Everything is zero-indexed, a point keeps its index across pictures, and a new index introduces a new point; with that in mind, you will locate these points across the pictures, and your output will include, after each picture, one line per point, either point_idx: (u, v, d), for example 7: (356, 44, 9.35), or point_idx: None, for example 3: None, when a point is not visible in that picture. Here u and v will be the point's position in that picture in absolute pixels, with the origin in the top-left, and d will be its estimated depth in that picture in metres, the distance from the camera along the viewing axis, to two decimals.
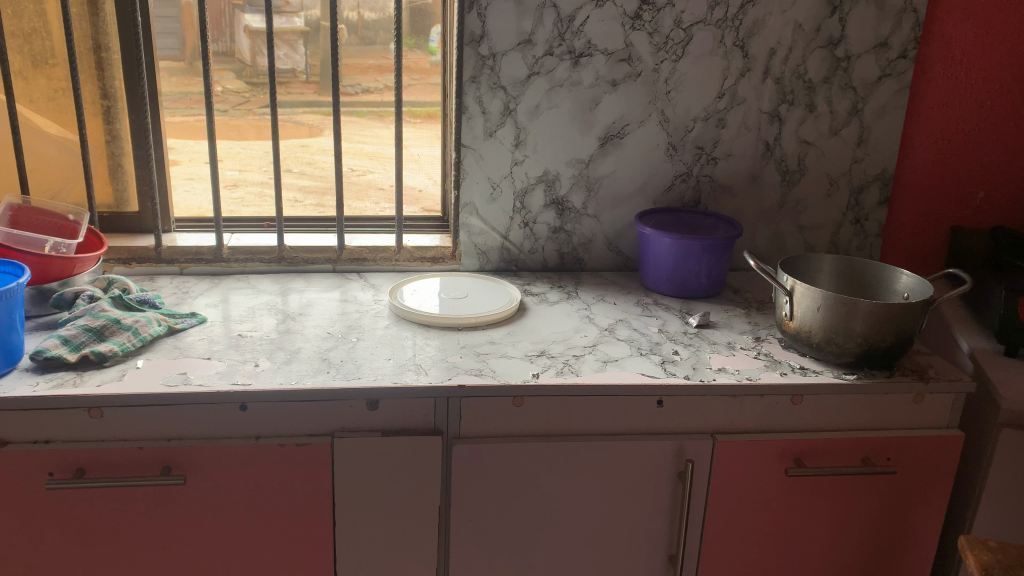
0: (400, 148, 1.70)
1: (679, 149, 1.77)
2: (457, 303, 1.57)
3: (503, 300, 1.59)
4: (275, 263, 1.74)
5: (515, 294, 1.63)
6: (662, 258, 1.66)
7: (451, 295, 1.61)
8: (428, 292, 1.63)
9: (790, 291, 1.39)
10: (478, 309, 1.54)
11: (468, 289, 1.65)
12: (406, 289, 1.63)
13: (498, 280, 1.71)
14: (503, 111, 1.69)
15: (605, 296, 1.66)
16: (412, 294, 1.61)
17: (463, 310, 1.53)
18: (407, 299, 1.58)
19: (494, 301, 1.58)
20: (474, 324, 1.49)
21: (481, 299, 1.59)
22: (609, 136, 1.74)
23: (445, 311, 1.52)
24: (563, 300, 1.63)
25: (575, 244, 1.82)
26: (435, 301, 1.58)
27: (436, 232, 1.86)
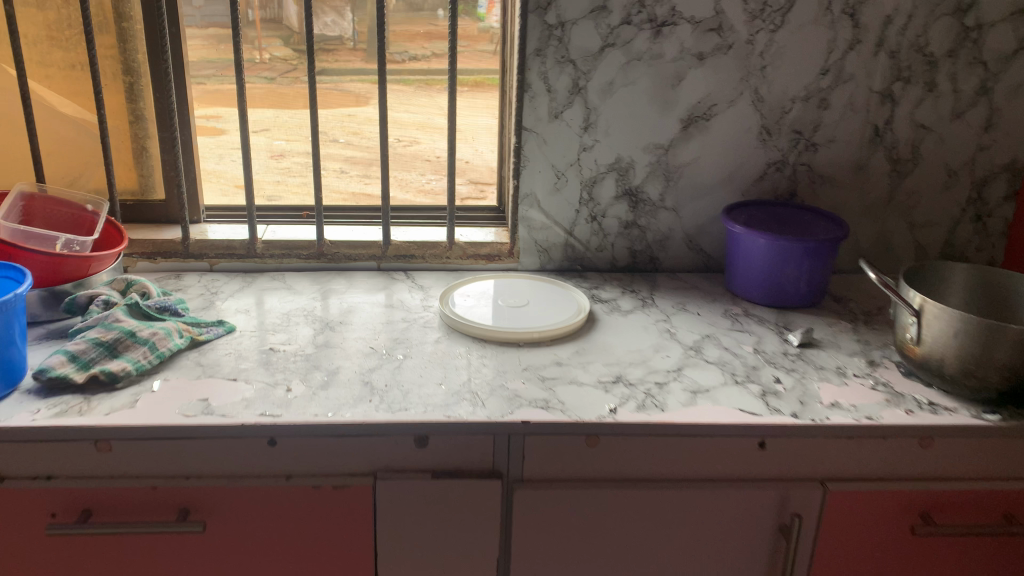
0: (454, 132, 1.49)
1: (774, 133, 1.54)
2: (518, 313, 1.37)
3: (571, 308, 1.39)
4: (314, 259, 1.57)
5: (584, 301, 1.42)
6: (755, 261, 1.45)
7: (511, 301, 1.41)
8: (484, 298, 1.43)
9: (919, 311, 1.16)
10: (542, 321, 1.33)
11: (530, 295, 1.44)
12: (459, 295, 1.44)
13: (564, 283, 1.50)
14: (571, 90, 1.48)
15: (687, 305, 1.45)
16: (466, 301, 1.41)
17: (525, 322, 1.33)
18: (461, 308, 1.38)
19: (560, 310, 1.38)
20: (538, 340, 1.29)
21: (546, 307, 1.39)
22: (693, 118, 1.51)
23: (505, 322, 1.32)
24: (638, 309, 1.42)
25: (650, 241, 1.60)
26: (493, 309, 1.38)
27: (492, 226, 1.66)
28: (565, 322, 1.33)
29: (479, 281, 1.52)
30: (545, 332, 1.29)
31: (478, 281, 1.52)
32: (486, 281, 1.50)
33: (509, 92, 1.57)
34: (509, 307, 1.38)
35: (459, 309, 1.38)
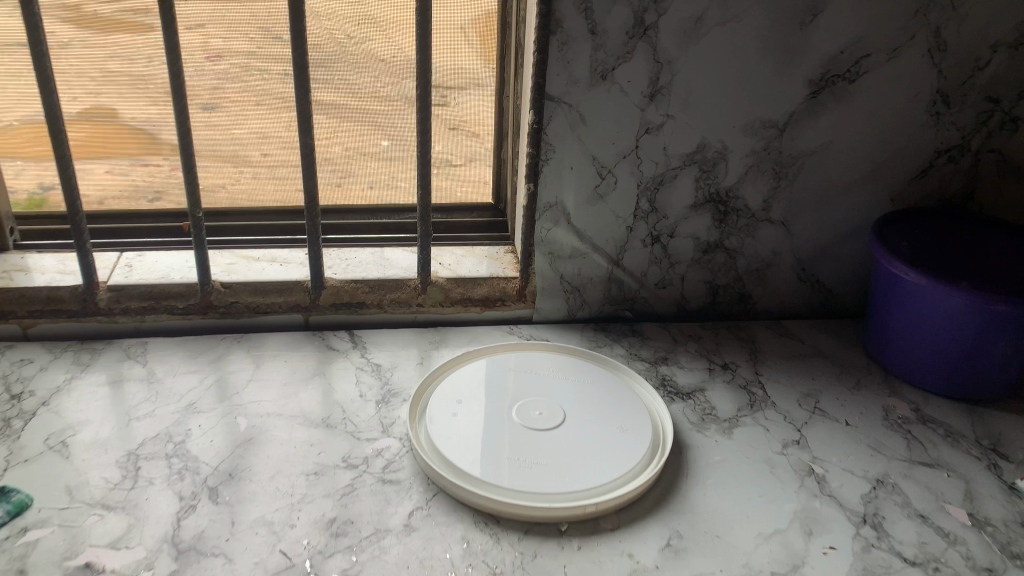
0: (426, 101, 0.86)
1: (955, 103, 0.93)
2: (554, 440, 0.77)
3: (642, 428, 0.80)
4: (200, 314, 0.94)
5: (661, 411, 0.83)
6: (931, 327, 0.86)
7: (536, 411, 0.81)
8: (489, 400, 0.82)
9: None
10: (600, 464, 0.74)
11: (565, 392, 0.84)
12: (441, 398, 0.82)
13: (616, 361, 0.91)
14: (631, 30, 0.84)
15: (821, 402, 0.88)
16: (456, 413, 0.80)
17: (571, 469, 0.73)
18: (450, 430, 0.78)
19: (624, 433, 0.79)
20: (598, 514, 0.71)
21: (599, 424, 0.80)
22: (828, 79, 0.90)
23: (533, 471, 0.73)
24: (745, 416, 0.85)
25: (740, 272, 1.01)
26: (508, 433, 0.77)
27: (488, 245, 1.05)
28: (638, 471, 0.74)
29: (475, 357, 0.90)
30: (609, 501, 0.70)
31: (473, 357, 0.90)
32: (486, 360, 0.89)
33: (518, 29, 0.92)
34: (536, 427, 0.78)
35: (446, 436, 0.77)
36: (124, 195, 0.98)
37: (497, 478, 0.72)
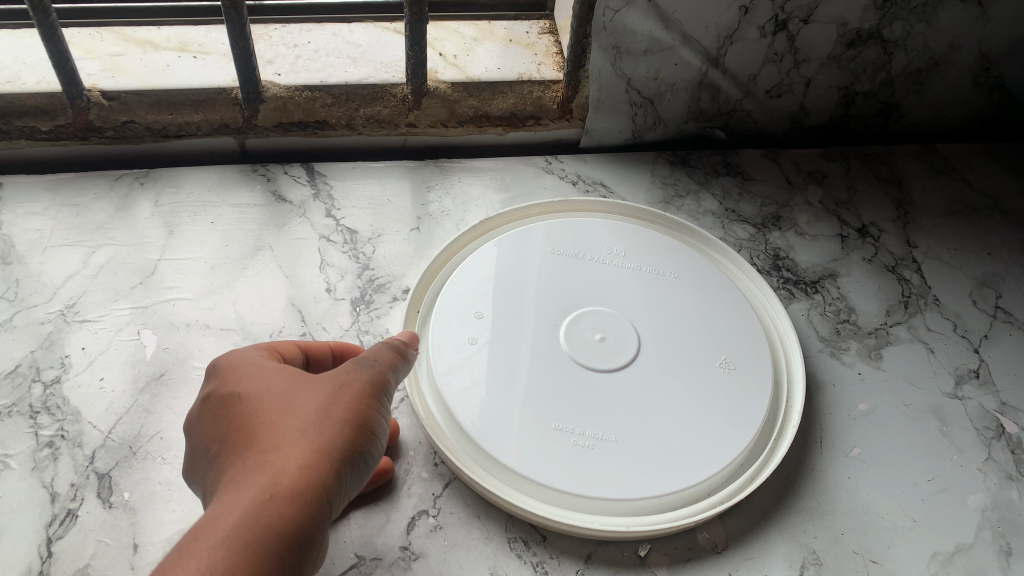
0: None
1: None
2: (624, 392, 0.50)
3: (756, 366, 0.52)
4: (80, 139, 0.61)
5: (777, 331, 0.55)
6: None
7: (595, 334, 0.52)
8: (525, 312, 0.54)
9: None
10: (696, 441, 0.48)
11: (636, 295, 0.56)
12: (451, 308, 0.53)
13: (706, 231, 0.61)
14: None
15: (1003, 296, 0.60)
16: (475, 339, 0.52)
17: (652, 451, 0.47)
18: (469, 373, 0.50)
19: (729, 375, 0.51)
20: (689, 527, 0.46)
21: (689, 359, 0.52)
22: None
23: (596, 457, 0.46)
24: (897, 326, 0.58)
25: (893, 72, 0.67)
26: (557, 382, 0.50)
27: (512, 21, 0.70)
28: (743, 471, 0.48)
29: (500, 225, 0.60)
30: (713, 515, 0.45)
31: (498, 225, 0.60)
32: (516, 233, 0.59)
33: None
34: (596, 367, 0.51)
35: (461, 386, 0.49)
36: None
37: (539, 473, 0.46)
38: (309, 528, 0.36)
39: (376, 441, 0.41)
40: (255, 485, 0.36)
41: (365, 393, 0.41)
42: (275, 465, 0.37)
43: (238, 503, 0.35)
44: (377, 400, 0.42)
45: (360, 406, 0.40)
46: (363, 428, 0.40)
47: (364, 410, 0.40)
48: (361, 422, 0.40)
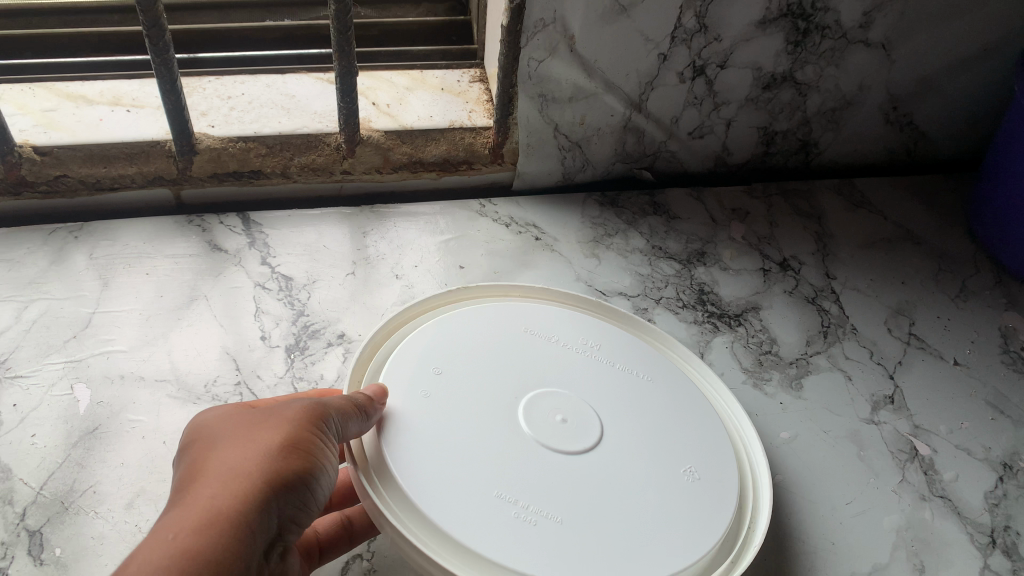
0: None
1: None
2: (592, 479, 0.42)
3: (722, 481, 0.44)
4: (10, 193, 0.62)
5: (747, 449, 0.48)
6: None
7: (555, 414, 0.45)
8: (479, 374, 0.46)
9: None
10: (659, 534, 0.40)
11: (605, 380, 0.49)
12: (409, 355, 0.47)
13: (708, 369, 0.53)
14: None
15: (917, 323, 0.63)
16: (428, 393, 0.44)
17: (609, 552, 0.38)
18: (417, 427, 0.42)
19: (691, 478, 0.43)
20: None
21: (659, 444, 0.45)
22: None
23: (540, 534, 0.38)
24: (819, 356, 0.60)
25: (809, 113, 0.71)
26: (515, 459, 0.42)
27: (443, 70, 0.72)
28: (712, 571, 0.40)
29: (478, 296, 0.55)
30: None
31: (470, 297, 0.55)
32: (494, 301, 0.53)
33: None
34: (562, 449, 0.43)
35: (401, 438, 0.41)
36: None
37: (480, 538, 0.38)
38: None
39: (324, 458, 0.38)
40: (170, 520, 0.32)
41: (299, 416, 0.38)
42: (193, 500, 0.33)
43: (151, 546, 0.31)
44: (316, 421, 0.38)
45: (293, 431, 0.37)
46: (297, 461, 0.36)
47: (299, 434, 0.37)
48: (296, 452, 0.36)
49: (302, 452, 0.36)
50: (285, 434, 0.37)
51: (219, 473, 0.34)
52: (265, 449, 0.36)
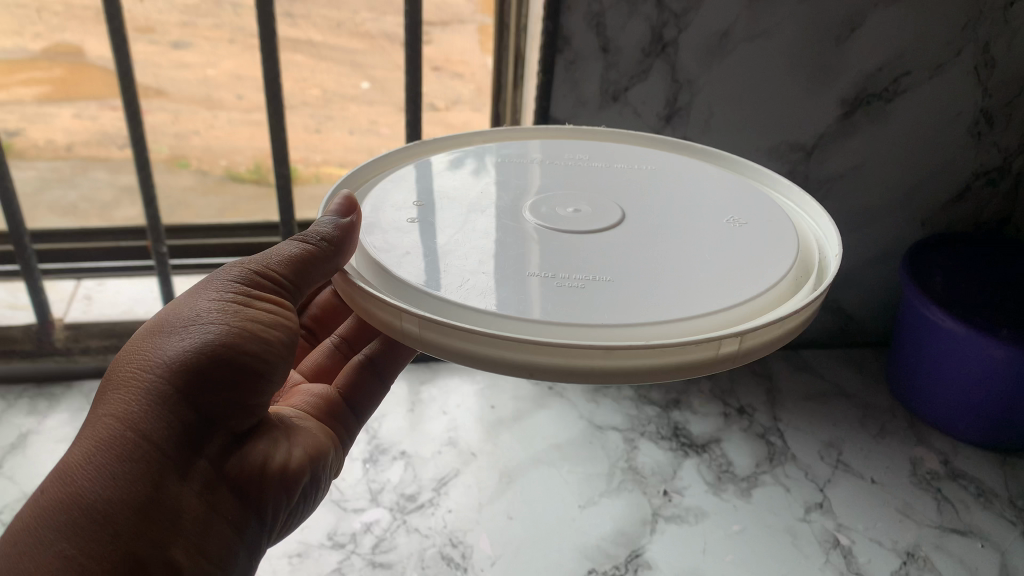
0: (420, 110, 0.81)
1: (999, 125, 0.85)
2: (616, 248, 0.47)
3: (773, 231, 0.50)
4: None
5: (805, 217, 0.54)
6: (964, 375, 0.81)
7: (568, 209, 0.50)
8: (469, 200, 0.52)
9: None
10: (734, 278, 0.45)
11: (634, 187, 0.55)
12: (384, 203, 0.51)
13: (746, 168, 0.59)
14: (648, 48, 0.76)
15: (844, 453, 0.82)
16: (417, 218, 0.49)
17: (690, 283, 0.44)
18: (439, 246, 0.46)
19: (736, 231, 0.50)
20: (761, 347, 0.41)
21: (697, 222, 0.51)
22: (865, 99, 0.82)
23: (588, 291, 0.43)
24: (764, 473, 0.79)
25: None
26: (539, 248, 0.46)
27: None
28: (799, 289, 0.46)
29: (438, 151, 0.60)
30: (797, 315, 0.41)
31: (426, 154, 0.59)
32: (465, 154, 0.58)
33: (506, 66, 0.87)
34: (581, 227, 0.48)
35: (431, 252, 0.46)
36: (80, 225, 0.91)
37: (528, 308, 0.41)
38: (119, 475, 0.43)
39: (235, 340, 0.45)
40: (82, 431, 0.45)
41: (212, 315, 0.46)
42: (103, 414, 0.44)
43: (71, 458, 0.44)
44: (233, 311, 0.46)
45: (199, 331, 0.45)
46: (181, 348, 0.45)
47: (203, 334, 0.45)
48: (188, 340, 0.45)
49: (190, 342, 0.45)
50: (185, 325, 0.46)
51: (119, 378, 0.45)
52: (153, 346, 0.45)
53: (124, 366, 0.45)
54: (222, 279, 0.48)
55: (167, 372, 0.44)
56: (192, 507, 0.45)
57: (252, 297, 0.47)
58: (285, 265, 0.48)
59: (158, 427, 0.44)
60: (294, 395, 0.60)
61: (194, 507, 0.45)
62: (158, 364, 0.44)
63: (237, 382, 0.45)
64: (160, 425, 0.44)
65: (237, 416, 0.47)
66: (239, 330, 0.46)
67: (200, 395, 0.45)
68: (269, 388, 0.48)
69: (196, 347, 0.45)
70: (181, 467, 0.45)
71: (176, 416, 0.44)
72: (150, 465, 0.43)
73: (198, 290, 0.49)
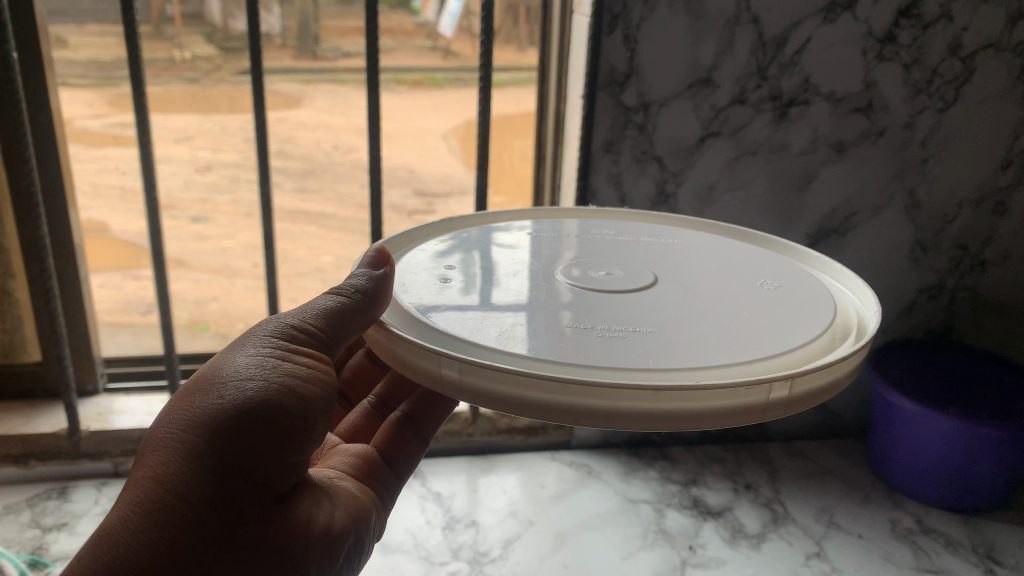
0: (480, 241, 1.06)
1: (933, 249, 1.09)
2: (654, 306, 0.62)
3: (793, 301, 0.66)
4: None
5: (839, 280, 0.73)
6: (927, 452, 1.00)
7: (600, 276, 0.67)
8: (489, 266, 0.68)
9: None
10: (773, 333, 0.58)
11: (674, 266, 0.72)
12: (424, 270, 0.67)
13: (784, 242, 0.80)
14: (655, 198, 1.02)
15: (836, 516, 0.99)
16: (445, 279, 0.64)
17: (738, 335, 0.57)
18: (480, 298, 0.61)
19: (771, 293, 0.67)
20: (797, 401, 0.52)
21: (739, 289, 0.67)
22: (823, 232, 1.06)
23: (636, 335, 0.56)
24: (770, 532, 0.96)
25: None
26: (573, 305, 0.61)
27: None
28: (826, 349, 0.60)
29: (457, 228, 0.78)
30: (830, 371, 0.53)
31: (445, 231, 0.77)
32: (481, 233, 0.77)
33: None
34: (612, 290, 0.64)
35: (474, 310, 0.58)
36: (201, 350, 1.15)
37: (591, 352, 0.53)
38: (150, 530, 0.50)
39: (258, 397, 0.52)
40: (122, 495, 0.52)
41: (237, 376, 0.53)
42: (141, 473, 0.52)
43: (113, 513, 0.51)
44: (264, 368, 0.53)
45: (227, 392, 0.52)
46: (212, 407, 0.52)
47: (230, 396, 0.52)
48: (216, 402, 0.52)
49: (223, 404, 0.51)
50: (215, 383, 0.53)
51: (157, 441, 0.52)
52: (185, 409, 0.52)
53: (160, 430, 0.52)
54: (259, 338, 0.56)
55: (199, 431, 0.51)
56: (226, 565, 0.52)
57: (287, 356, 0.54)
58: (321, 321, 0.56)
59: (188, 489, 0.51)
60: (335, 460, 0.69)
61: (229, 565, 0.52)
62: (190, 427, 0.51)
63: (271, 441, 0.52)
64: (193, 488, 0.51)
65: (276, 475, 0.53)
66: (271, 389, 0.52)
67: (232, 454, 0.51)
68: (304, 444, 0.54)
69: (229, 408, 0.51)
70: (209, 522, 0.51)
71: (209, 477, 0.51)
72: (187, 527, 0.50)
73: (235, 350, 0.56)
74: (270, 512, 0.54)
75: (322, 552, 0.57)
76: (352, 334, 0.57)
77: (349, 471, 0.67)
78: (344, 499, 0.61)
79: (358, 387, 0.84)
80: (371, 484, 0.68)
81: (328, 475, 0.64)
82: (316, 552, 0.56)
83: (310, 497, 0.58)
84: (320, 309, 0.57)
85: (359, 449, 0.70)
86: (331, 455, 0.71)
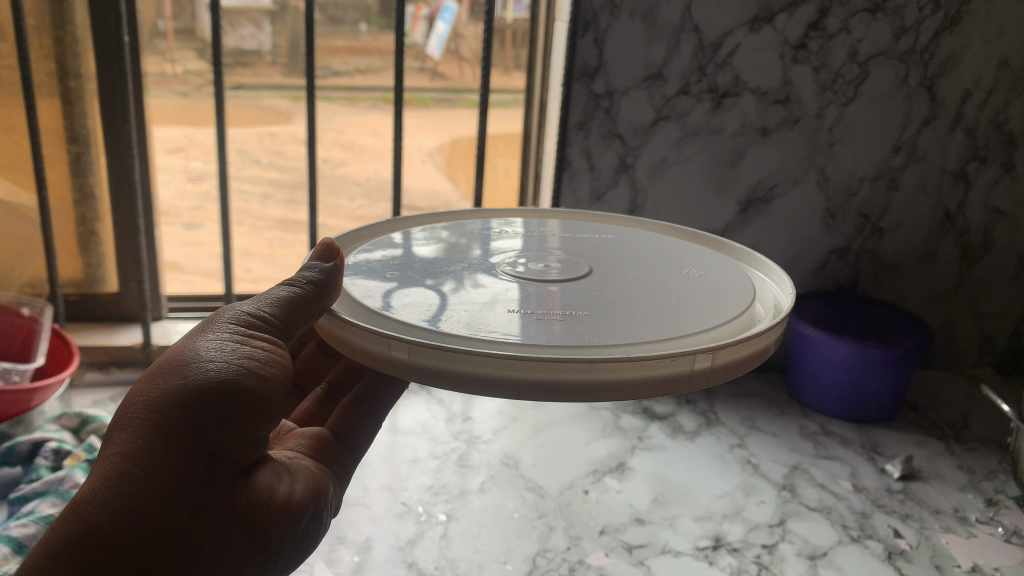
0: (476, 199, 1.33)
1: (840, 217, 1.36)
2: (581, 294, 0.72)
3: (717, 290, 0.76)
4: None
5: (756, 268, 0.85)
6: (829, 370, 1.26)
7: (545, 270, 0.77)
8: (434, 254, 0.81)
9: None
10: (692, 316, 0.69)
11: (612, 269, 0.79)
12: (380, 257, 0.79)
13: (720, 242, 0.91)
14: (617, 168, 1.28)
15: (758, 422, 1.25)
16: (395, 268, 0.76)
17: (659, 320, 0.67)
18: (430, 284, 0.72)
19: (695, 278, 0.79)
20: (721, 375, 0.60)
21: (671, 279, 0.78)
22: (753, 200, 1.33)
23: (573, 319, 0.66)
24: (704, 430, 1.22)
25: None
26: (518, 291, 0.72)
27: None
28: (739, 327, 0.70)
29: (406, 227, 0.90)
30: (745, 347, 0.61)
31: (395, 230, 0.89)
32: (429, 230, 0.90)
33: (528, 182, 1.41)
34: (552, 279, 0.75)
35: (429, 296, 0.69)
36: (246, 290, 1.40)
37: (535, 336, 0.62)
38: (116, 499, 0.56)
39: (219, 378, 0.58)
40: (94, 469, 0.58)
41: (198, 359, 0.59)
42: (110, 447, 0.57)
43: (85, 486, 0.57)
44: (224, 351, 0.59)
45: (189, 374, 0.58)
46: (175, 387, 0.57)
47: (193, 377, 0.58)
48: (179, 384, 0.58)
49: (187, 384, 0.57)
50: (177, 366, 0.59)
51: (124, 420, 0.58)
52: (151, 388, 0.58)
53: (127, 410, 0.58)
54: (220, 324, 0.62)
55: (164, 409, 0.57)
56: (193, 532, 0.58)
57: (245, 340, 0.61)
58: (276, 310, 0.63)
59: (153, 461, 0.56)
60: (291, 443, 0.73)
61: (194, 533, 0.57)
62: (155, 406, 0.57)
63: (230, 417, 0.57)
64: (155, 465, 0.56)
65: (237, 450, 0.59)
66: (233, 370, 0.58)
67: (196, 428, 0.57)
68: (260, 422, 0.59)
69: (192, 389, 0.57)
70: (171, 491, 0.57)
71: (174, 451, 0.57)
72: (154, 497, 0.56)
73: (197, 336, 0.62)
74: (233, 484, 0.59)
75: (284, 523, 0.63)
76: (305, 322, 0.64)
77: (305, 451, 0.72)
78: (302, 473, 0.67)
79: (309, 374, 0.88)
80: (327, 462, 0.73)
81: (286, 455, 0.69)
82: (277, 522, 0.62)
83: (270, 470, 0.64)
84: (277, 298, 0.64)
85: (312, 435, 0.74)
86: (287, 438, 0.75)
